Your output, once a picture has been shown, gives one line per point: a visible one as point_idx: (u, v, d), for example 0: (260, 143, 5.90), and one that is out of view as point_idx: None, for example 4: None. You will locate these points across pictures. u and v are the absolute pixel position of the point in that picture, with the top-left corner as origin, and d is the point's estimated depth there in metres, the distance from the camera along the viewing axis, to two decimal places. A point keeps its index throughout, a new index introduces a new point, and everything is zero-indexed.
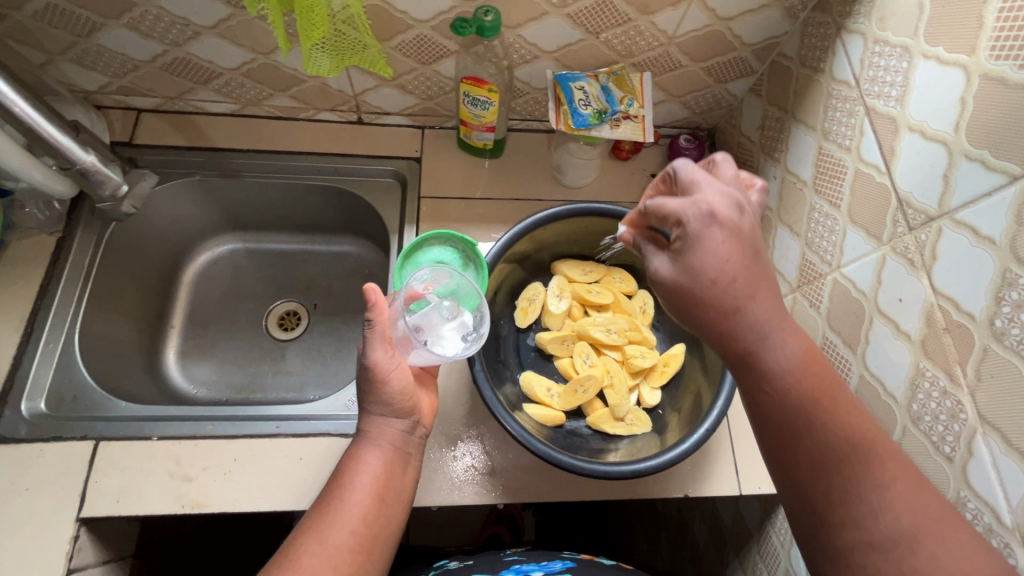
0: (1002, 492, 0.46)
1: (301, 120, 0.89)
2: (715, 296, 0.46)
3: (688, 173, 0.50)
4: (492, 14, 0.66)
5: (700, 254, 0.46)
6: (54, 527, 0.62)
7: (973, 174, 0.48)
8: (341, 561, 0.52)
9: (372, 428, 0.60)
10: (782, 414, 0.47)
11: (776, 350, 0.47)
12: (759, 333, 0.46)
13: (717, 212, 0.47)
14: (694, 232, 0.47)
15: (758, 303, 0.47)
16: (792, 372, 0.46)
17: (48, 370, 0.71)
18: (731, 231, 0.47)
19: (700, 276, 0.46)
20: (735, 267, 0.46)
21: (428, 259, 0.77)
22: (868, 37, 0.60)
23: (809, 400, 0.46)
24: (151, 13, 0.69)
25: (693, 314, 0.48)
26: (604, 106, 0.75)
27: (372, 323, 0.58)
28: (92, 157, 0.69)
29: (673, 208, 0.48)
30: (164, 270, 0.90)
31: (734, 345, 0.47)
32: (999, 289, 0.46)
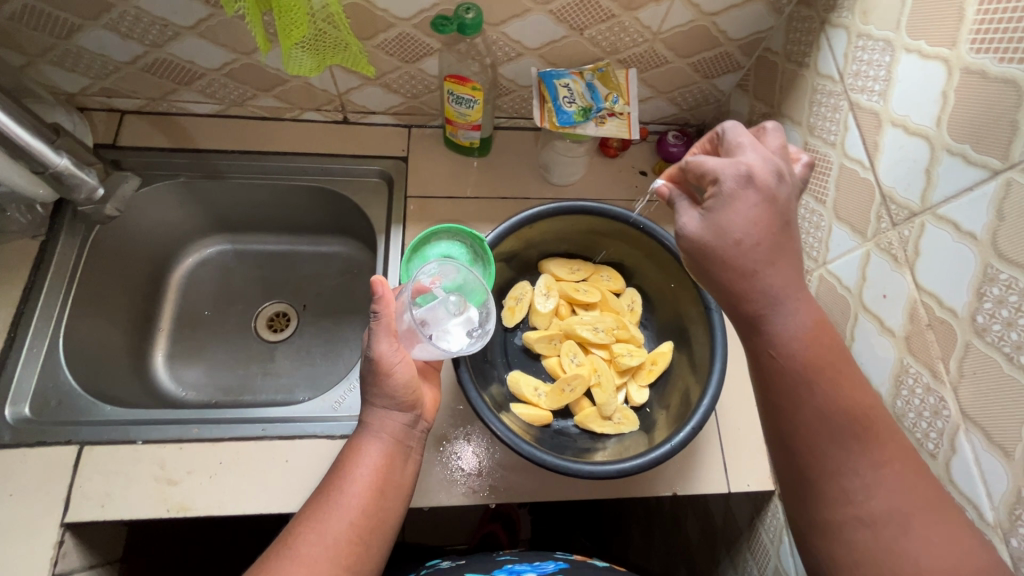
0: (985, 489, 0.46)
1: (286, 121, 0.88)
2: (735, 257, 0.47)
3: (735, 135, 0.50)
4: (473, 11, 0.65)
5: (731, 213, 0.46)
6: (39, 533, 0.62)
7: (954, 169, 0.48)
8: (339, 553, 0.51)
9: (375, 419, 0.59)
10: (783, 381, 0.47)
11: (787, 317, 0.47)
12: (771, 297, 0.47)
13: (754, 175, 0.47)
14: (729, 191, 0.47)
15: (775, 271, 0.47)
16: (800, 341, 0.47)
17: (32, 374, 0.71)
18: (765, 197, 0.46)
19: (725, 236, 0.47)
20: (763, 231, 0.46)
21: (435, 254, 0.77)
22: (852, 31, 0.59)
23: (814, 370, 0.46)
24: (130, 14, 0.68)
25: (709, 274, 0.48)
26: (589, 103, 0.75)
27: (381, 315, 0.57)
28: (66, 161, 0.67)
29: (712, 164, 0.48)
30: (151, 273, 0.90)
31: (743, 307, 0.48)
32: (980, 285, 0.45)
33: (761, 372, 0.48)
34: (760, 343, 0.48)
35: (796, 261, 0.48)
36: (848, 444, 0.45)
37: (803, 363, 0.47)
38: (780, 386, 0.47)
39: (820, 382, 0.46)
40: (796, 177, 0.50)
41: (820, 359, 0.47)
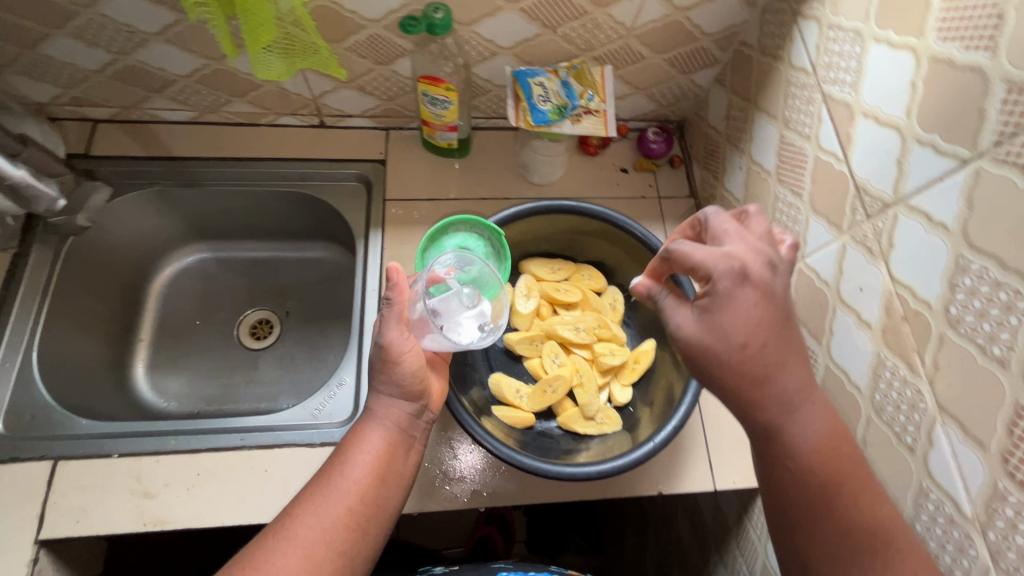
0: (962, 482, 0.45)
1: (262, 126, 0.87)
2: (744, 361, 0.46)
3: (719, 224, 0.50)
4: (442, 11, 0.64)
5: (729, 314, 0.46)
6: (13, 551, 0.61)
7: (925, 159, 0.48)
8: (334, 537, 0.51)
9: (381, 405, 0.58)
10: (801, 495, 0.47)
11: (802, 429, 0.47)
12: (787, 405, 0.47)
13: (749, 271, 0.46)
14: (725, 290, 0.46)
15: (788, 375, 0.47)
16: (816, 453, 0.47)
17: (6, 390, 0.70)
18: (762, 293, 0.46)
19: (728, 339, 0.46)
20: (764, 332, 0.46)
21: (453, 244, 0.76)
22: (823, 22, 0.59)
23: (831, 482, 0.47)
24: (95, 21, 0.67)
25: (719, 378, 0.47)
26: (564, 102, 0.74)
27: (392, 302, 0.57)
28: (23, 172, 0.68)
29: (703, 260, 0.47)
30: (129, 283, 0.89)
31: (758, 418, 0.48)
32: (953, 276, 0.45)
33: (777, 484, 0.48)
34: (777, 454, 0.48)
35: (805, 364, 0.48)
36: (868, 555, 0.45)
37: (817, 473, 0.47)
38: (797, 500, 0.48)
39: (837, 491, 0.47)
40: (785, 261, 0.49)
41: (834, 470, 0.47)
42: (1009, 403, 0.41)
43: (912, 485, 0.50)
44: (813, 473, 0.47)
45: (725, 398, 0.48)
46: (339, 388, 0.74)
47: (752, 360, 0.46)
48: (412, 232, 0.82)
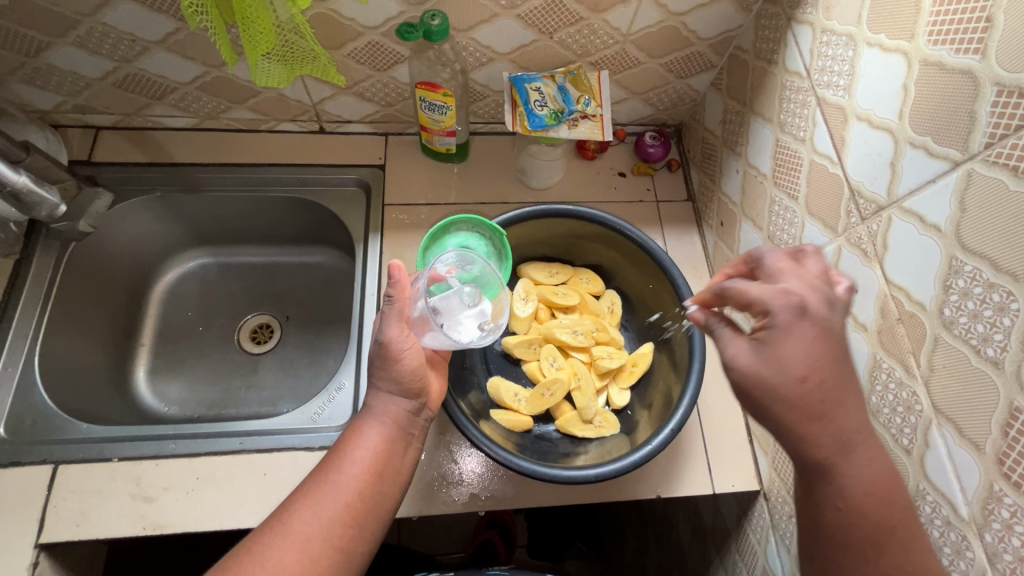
0: (959, 484, 0.45)
1: (262, 132, 0.88)
2: (801, 395, 0.42)
3: (773, 262, 0.48)
4: (439, 17, 0.65)
5: (788, 347, 0.43)
6: (13, 554, 0.61)
7: (917, 162, 0.48)
8: (330, 532, 0.51)
9: (379, 402, 0.59)
10: (850, 539, 0.43)
11: (857, 472, 0.43)
12: (841, 445, 0.43)
13: (807, 306, 0.44)
14: (783, 323, 0.43)
15: (843, 414, 0.43)
16: (870, 497, 0.43)
17: (7, 395, 0.70)
18: (822, 328, 0.43)
19: (788, 373, 0.42)
20: (824, 368, 0.43)
21: (455, 242, 0.76)
22: (816, 26, 0.59)
23: (884, 529, 0.43)
24: (97, 30, 0.68)
25: (770, 412, 0.43)
26: (561, 106, 0.75)
27: (393, 297, 0.58)
28: (23, 177, 0.66)
29: (758, 293, 0.45)
30: (130, 289, 0.90)
31: (808, 455, 0.44)
32: (947, 277, 0.45)
33: (824, 525, 0.44)
34: (826, 494, 0.44)
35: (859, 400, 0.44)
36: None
37: (869, 518, 0.43)
38: (845, 542, 0.43)
39: (887, 539, 0.43)
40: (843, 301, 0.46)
41: (888, 516, 0.43)
42: (1004, 404, 0.41)
43: (909, 487, 0.50)
44: (865, 517, 0.43)
45: (773, 432, 0.44)
46: (338, 392, 0.74)
47: (781, 362, 0.43)
48: (410, 236, 0.83)
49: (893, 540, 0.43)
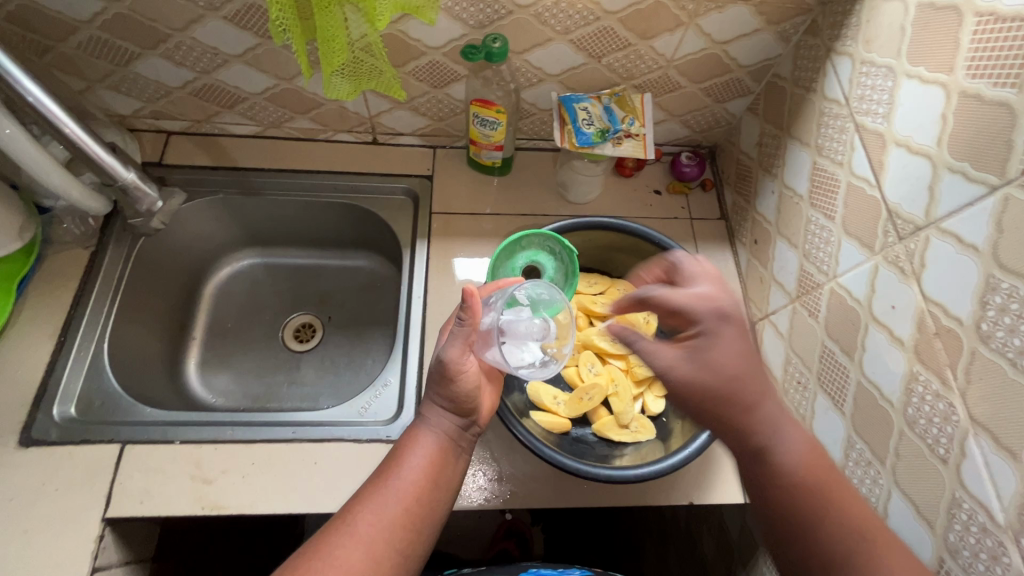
0: (994, 491, 0.47)
1: (320, 141, 0.93)
2: (733, 390, 0.52)
3: (690, 267, 0.57)
4: (500, 41, 0.70)
5: (713, 353, 0.52)
6: (81, 527, 0.65)
7: (956, 185, 0.51)
8: (392, 535, 0.54)
9: (433, 413, 0.62)
10: (791, 502, 0.51)
11: (791, 449, 0.52)
12: (771, 426, 0.53)
13: (726, 312, 0.53)
14: (710, 329, 0.53)
15: (769, 401, 0.53)
16: (801, 465, 0.52)
17: (79, 377, 0.75)
18: (740, 330, 0.53)
19: (718, 372, 0.52)
20: (745, 364, 0.53)
21: (525, 258, 0.81)
22: (856, 58, 0.64)
23: (817, 489, 0.51)
24: (185, 43, 0.74)
25: (713, 408, 0.52)
26: (606, 125, 0.79)
27: (464, 321, 0.59)
28: (132, 175, 0.73)
29: (687, 303, 0.54)
30: (186, 284, 0.95)
31: (745, 437, 0.53)
32: (984, 294, 0.48)
33: (768, 493, 0.52)
34: (766, 472, 0.52)
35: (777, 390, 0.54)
36: (861, 560, 0.48)
37: (806, 485, 0.52)
38: (788, 507, 0.51)
39: (822, 499, 0.51)
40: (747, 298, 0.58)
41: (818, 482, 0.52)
42: None
43: (945, 496, 0.52)
44: (802, 484, 0.52)
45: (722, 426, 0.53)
46: (384, 388, 0.78)
47: (713, 367, 0.52)
48: (455, 243, 0.87)
49: (827, 499, 0.51)
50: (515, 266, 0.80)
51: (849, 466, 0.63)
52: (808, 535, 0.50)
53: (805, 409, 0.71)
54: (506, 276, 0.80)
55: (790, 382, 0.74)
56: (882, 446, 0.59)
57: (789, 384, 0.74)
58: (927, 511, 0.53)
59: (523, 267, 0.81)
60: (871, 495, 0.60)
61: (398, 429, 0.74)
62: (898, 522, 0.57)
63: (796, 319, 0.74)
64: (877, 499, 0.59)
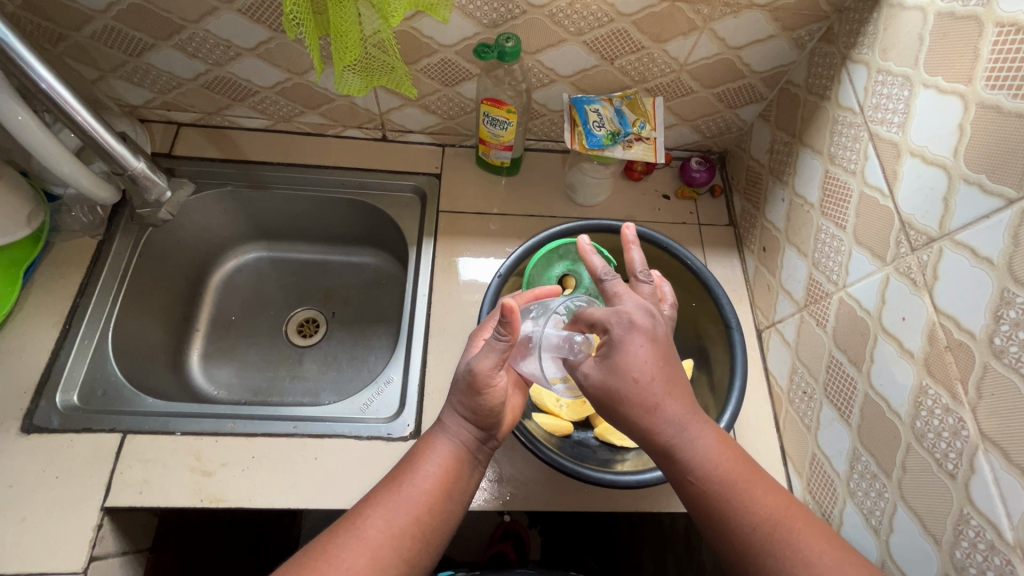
0: (1004, 508, 0.46)
1: (329, 137, 0.93)
2: (636, 393, 0.50)
3: (612, 287, 0.58)
4: (513, 40, 0.70)
5: (624, 356, 0.51)
6: (79, 515, 0.65)
7: (971, 198, 0.50)
8: (398, 542, 0.53)
9: (452, 421, 0.61)
10: (706, 501, 0.50)
11: (706, 450, 0.50)
12: (677, 425, 0.51)
13: (636, 321, 0.52)
14: (619, 337, 0.52)
15: (674, 402, 0.51)
16: (711, 461, 0.50)
17: (82, 365, 0.75)
18: (649, 337, 0.52)
19: (624, 376, 0.50)
20: (656, 367, 0.51)
21: (562, 268, 0.80)
22: (872, 67, 0.63)
23: (731, 482, 0.50)
24: (198, 35, 0.75)
25: (619, 411, 0.51)
26: (617, 128, 0.79)
27: (502, 335, 0.56)
28: (142, 164, 0.73)
29: (600, 314, 0.54)
30: (192, 276, 0.95)
31: (654, 438, 0.51)
32: (998, 308, 0.47)
33: (684, 493, 0.51)
34: (677, 470, 0.51)
35: (687, 388, 0.52)
36: (780, 548, 0.47)
37: (716, 481, 0.50)
38: (703, 505, 0.50)
39: (737, 491, 0.50)
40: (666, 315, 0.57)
41: (736, 476, 0.50)
42: None
43: (952, 512, 0.51)
44: (715, 481, 0.50)
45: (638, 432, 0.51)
46: (386, 385, 0.78)
47: (621, 370, 0.51)
48: (462, 242, 0.87)
49: (742, 491, 0.50)
50: (552, 275, 0.79)
51: (854, 479, 0.63)
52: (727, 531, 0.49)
53: (810, 419, 0.70)
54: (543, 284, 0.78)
55: (795, 391, 0.74)
56: (889, 459, 0.58)
57: (795, 393, 0.74)
58: (933, 526, 0.53)
59: (559, 276, 0.79)
60: (876, 508, 0.59)
61: (399, 426, 0.73)
62: (903, 537, 0.56)
63: (803, 328, 0.73)
64: (882, 513, 0.58)
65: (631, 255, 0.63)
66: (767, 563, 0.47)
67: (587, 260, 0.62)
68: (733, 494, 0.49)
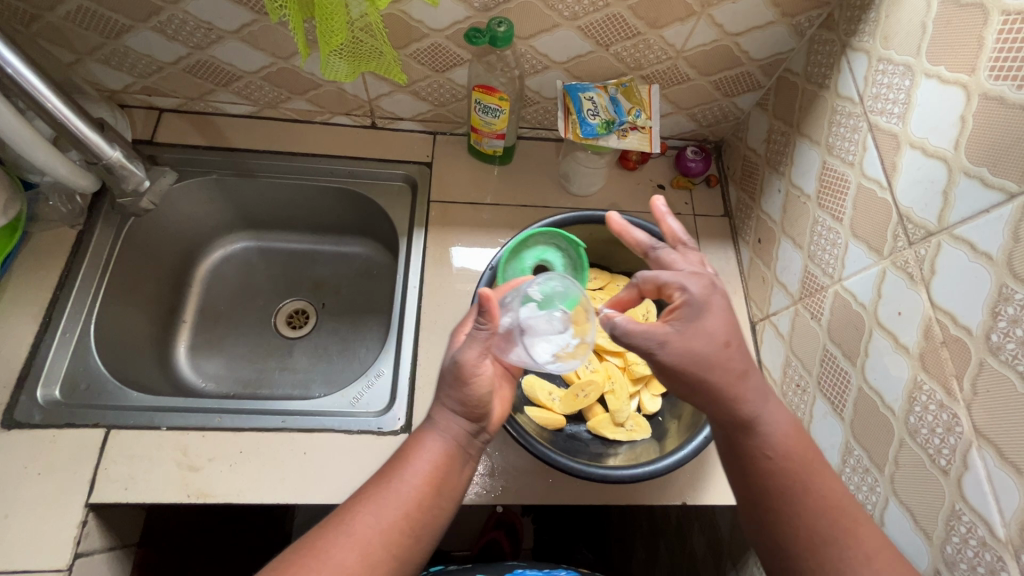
0: (996, 505, 0.46)
1: (316, 124, 0.91)
2: (724, 358, 0.50)
3: (665, 253, 0.56)
4: (505, 25, 0.68)
5: (710, 316, 0.50)
6: (64, 511, 0.64)
7: (971, 191, 0.49)
8: (389, 539, 0.52)
9: (441, 417, 0.59)
10: (778, 481, 0.51)
11: (779, 430, 0.51)
12: (759, 399, 0.51)
13: (715, 283, 0.53)
14: (702, 297, 0.51)
15: (755, 376, 0.52)
16: (786, 441, 0.51)
17: (64, 358, 0.73)
18: (726, 299, 0.52)
19: (712, 340, 0.50)
20: (736, 335, 0.51)
21: (533, 258, 0.77)
22: (873, 55, 0.62)
23: (802, 465, 0.51)
24: (177, 17, 0.72)
25: (705, 379, 0.50)
26: (612, 116, 0.77)
27: (482, 324, 0.56)
28: (118, 153, 0.71)
29: (676, 276, 0.52)
30: (177, 267, 0.93)
31: (737, 411, 0.51)
32: (995, 304, 0.47)
33: (757, 471, 0.51)
34: (753, 445, 0.51)
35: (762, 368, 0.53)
36: (839, 537, 0.49)
37: (791, 458, 0.51)
38: (775, 484, 0.51)
39: (805, 474, 0.51)
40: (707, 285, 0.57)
41: (802, 460, 0.51)
42: None
43: (944, 506, 0.51)
44: (789, 458, 0.51)
45: (714, 401, 0.51)
46: (376, 379, 0.77)
47: (707, 333, 0.50)
48: (454, 232, 0.85)
49: (812, 476, 0.51)
50: (525, 266, 0.77)
51: (846, 472, 0.62)
52: (790, 510, 0.50)
53: (803, 412, 0.70)
54: (517, 276, 0.76)
55: (789, 385, 0.73)
56: (881, 454, 0.58)
57: (788, 386, 0.73)
58: (925, 521, 0.53)
59: (532, 267, 0.77)
60: (868, 502, 0.59)
61: (389, 420, 0.73)
62: (893, 530, 0.56)
63: (798, 321, 0.72)
64: (873, 507, 0.59)
65: (666, 225, 0.56)
66: (826, 547, 0.48)
67: (624, 237, 0.59)
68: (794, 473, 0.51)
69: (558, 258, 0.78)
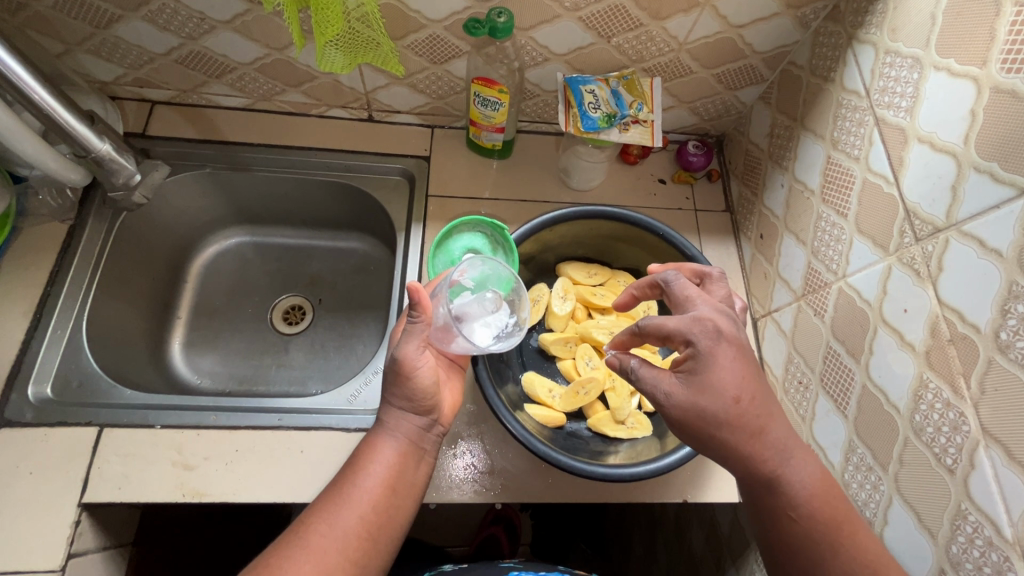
0: (1003, 505, 0.46)
1: (312, 117, 0.90)
2: (739, 416, 0.50)
3: (682, 290, 0.56)
4: (505, 15, 0.66)
5: (715, 370, 0.50)
6: (57, 511, 0.63)
7: (981, 187, 0.49)
8: (346, 545, 0.52)
9: (391, 418, 0.59)
10: (804, 538, 0.51)
11: (800, 469, 0.52)
12: (782, 454, 0.51)
13: (722, 330, 0.51)
14: (706, 349, 0.50)
15: (777, 428, 0.51)
16: (813, 496, 0.51)
17: (56, 355, 0.72)
18: (738, 348, 0.51)
19: (722, 395, 0.50)
20: (751, 388, 0.50)
21: (460, 247, 0.79)
22: (880, 48, 0.61)
23: (830, 520, 0.51)
24: (168, 7, 0.70)
25: (717, 437, 0.50)
26: (613, 110, 0.76)
27: (416, 317, 0.58)
28: (107, 145, 0.70)
29: (678, 327, 0.51)
30: (172, 262, 0.91)
31: (759, 470, 0.51)
32: (1004, 302, 0.46)
33: (781, 528, 0.52)
34: (778, 502, 0.51)
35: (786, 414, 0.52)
36: None
37: (817, 512, 0.51)
38: (800, 541, 0.51)
39: (833, 529, 0.51)
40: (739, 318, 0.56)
41: (830, 512, 0.51)
42: None
43: (949, 506, 0.51)
44: (816, 513, 0.51)
45: (731, 459, 0.51)
46: (374, 376, 0.75)
47: (716, 388, 0.50)
48: None
49: (841, 531, 0.51)
50: (453, 257, 0.79)
51: (849, 471, 0.62)
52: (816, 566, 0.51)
53: (805, 410, 0.70)
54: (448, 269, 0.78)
55: (791, 381, 0.73)
56: (886, 452, 0.57)
57: (790, 383, 0.73)
58: (930, 520, 0.52)
59: (460, 256, 0.79)
60: (871, 500, 0.59)
61: None
62: (897, 529, 0.56)
63: (800, 318, 0.71)
64: (876, 505, 0.58)
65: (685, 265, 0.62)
66: None
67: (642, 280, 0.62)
68: (813, 516, 0.51)
69: (484, 240, 0.79)
